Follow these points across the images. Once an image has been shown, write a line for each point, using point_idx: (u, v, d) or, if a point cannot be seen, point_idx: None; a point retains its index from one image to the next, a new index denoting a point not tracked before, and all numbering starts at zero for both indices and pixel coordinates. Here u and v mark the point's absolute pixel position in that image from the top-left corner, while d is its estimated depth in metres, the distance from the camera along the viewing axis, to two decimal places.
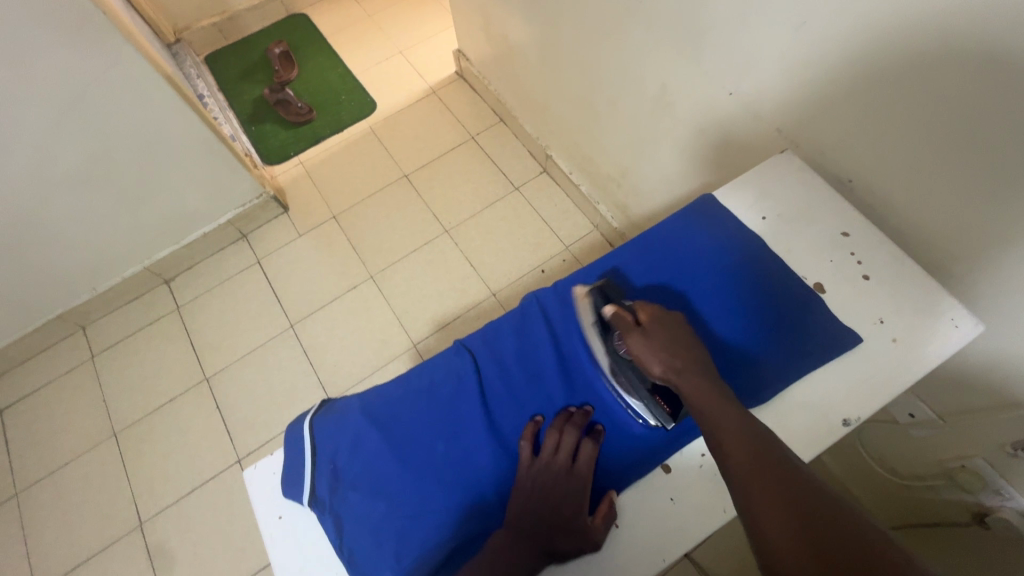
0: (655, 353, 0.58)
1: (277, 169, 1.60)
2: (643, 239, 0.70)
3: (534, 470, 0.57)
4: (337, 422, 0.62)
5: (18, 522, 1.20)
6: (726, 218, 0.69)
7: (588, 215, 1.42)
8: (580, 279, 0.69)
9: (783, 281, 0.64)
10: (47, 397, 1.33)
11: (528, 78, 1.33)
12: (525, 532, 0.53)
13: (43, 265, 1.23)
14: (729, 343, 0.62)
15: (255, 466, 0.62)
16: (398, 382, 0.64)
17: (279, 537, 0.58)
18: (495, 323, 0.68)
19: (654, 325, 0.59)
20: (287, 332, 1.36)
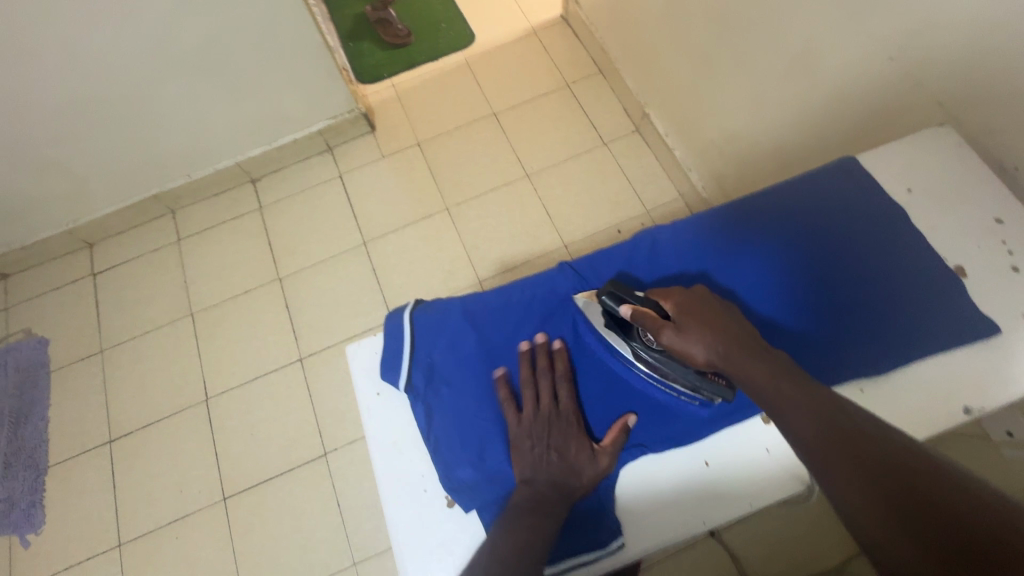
0: (696, 342, 0.54)
1: (369, 88, 1.60)
2: (772, 193, 0.68)
3: (530, 425, 0.57)
4: (434, 318, 0.64)
5: (100, 376, 1.31)
6: (869, 185, 0.67)
7: (676, 182, 1.37)
8: (703, 222, 0.68)
9: (922, 260, 0.61)
10: (135, 269, 1.42)
11: (643, 27, 1.27)
12: (540, 486, 0.54)
13: (152, 142, 1.29)
14: (850, 311, 0.60)
15: (359, 343, 0.67)
16: (495, 292, 0.66)
17: (375, 414, 0.63)
18: (603, 252, 0.68)
19: (687, 317, 0.55)
20: (359, 248, 1.39)
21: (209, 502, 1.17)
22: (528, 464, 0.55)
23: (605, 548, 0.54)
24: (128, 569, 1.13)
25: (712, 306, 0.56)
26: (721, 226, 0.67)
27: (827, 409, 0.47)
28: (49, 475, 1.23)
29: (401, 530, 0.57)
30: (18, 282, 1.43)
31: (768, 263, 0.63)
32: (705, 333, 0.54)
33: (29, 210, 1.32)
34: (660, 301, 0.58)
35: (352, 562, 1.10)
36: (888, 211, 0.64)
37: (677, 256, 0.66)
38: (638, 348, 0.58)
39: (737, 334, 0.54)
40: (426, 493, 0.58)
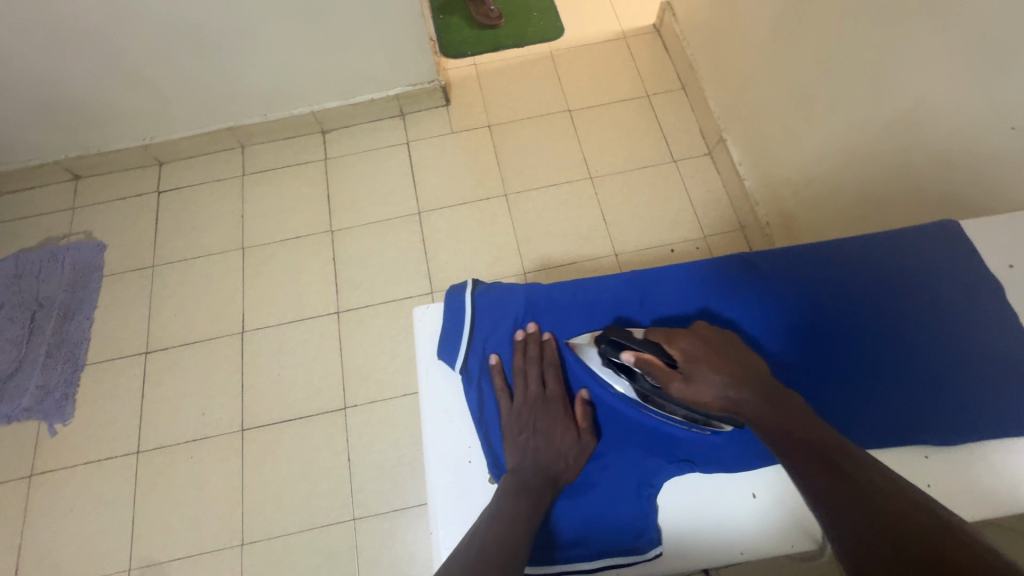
0: (706, 387, 0.53)
1: (451, 63, 1.61)
2: (857, 243, 0.67)
3: (518, 412, 0.59)
4: (497, 302, 0.65)
5: (148, 290, 1.36)
6: (967, 253, 0.65)
7: (739, 213, 1.35)
8: (786, 257, 0.67)
9: (1009, 338, 0.59)
10: (197, 195, 1.47)
11: (741, 53, 1.25)
12: (528, 473, 0.55)
13: (239, 77, 1.33)
14: (916, 378, 0.60)
15: (426, 307, 0.67)
16: (559, 286, 0.66)
17: (427, 385, 0.63)
18: (680, 267, 0.68)
19: (693, 365, 0.54)
20: (413, 217, 1.41)
21: (227, 430, 1.21)
22: (516, 452, 0.56)
23: (643, 557, 0.54)
24: (142, 477, 1.17)
25: (710, 348, 0.55)
26: (801, 267, 0.66)
27: (829, 447, 0.46)
28: (85, 373, 1.28)
29: (439, 502, 0.58)
30: (89, 185, 1.49)
31: (841, 313, 0.63)
32: (711, 379, 0.53)
33: (112, 119, 1.37)
34: (664, 344, 0.56)
35: (351, 518, 1.12)
36: (980, 284, 0.63)
37: (755, 283, 0.65)
38: (643, 389, 0.57)
39: (746, 375, 0.53)
40: (469, 463, 0.59)
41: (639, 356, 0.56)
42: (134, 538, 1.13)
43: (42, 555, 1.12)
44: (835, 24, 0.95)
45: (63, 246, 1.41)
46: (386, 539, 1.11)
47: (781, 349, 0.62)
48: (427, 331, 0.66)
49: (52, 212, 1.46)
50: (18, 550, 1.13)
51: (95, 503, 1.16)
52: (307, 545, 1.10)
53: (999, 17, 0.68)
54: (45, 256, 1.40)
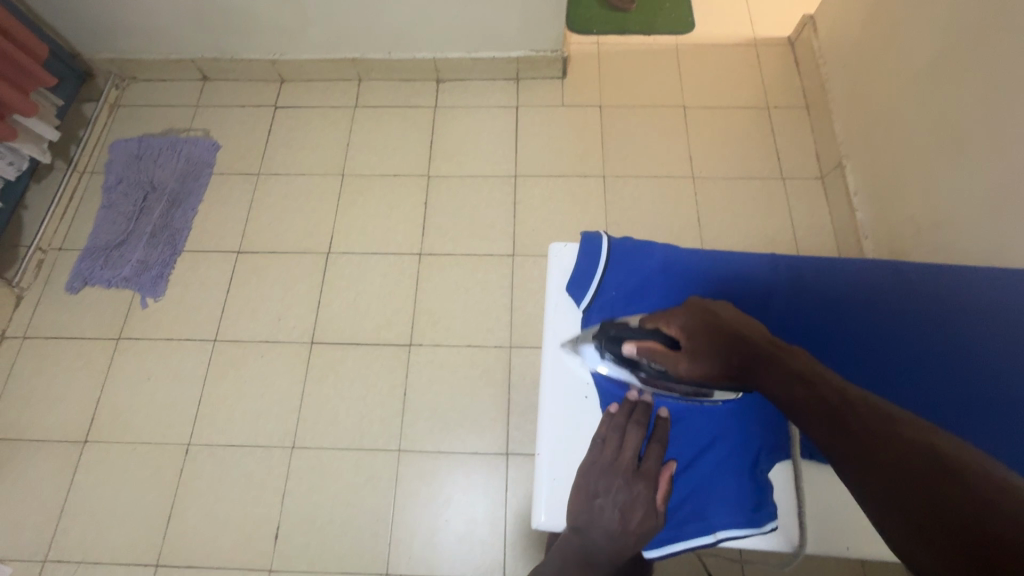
0: (708, 363, 0.53)
1: (575, 37, 1.60)
2: (1010, 280, 0.63)
3: (600, 471, 0.60)
4: (634, 257, 0.67)
5: (250, 194, 1.43)
6: None
7: (841, 243, 1.30)
8: (931, 281, 0.65)
9: None
10: (310, 116, 1.53)
11: (885, 80, 1.19)
12: (591, 539, 0.57)
13: (376, 11, 1.37)
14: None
15: (563, 245, 0.70)
16: (697, 254, 0.68)
17: (555, 317, 0.67)
18: (819, 262, 0.68)
19: (695, 343, 0.54)
20: (509, 179, 1.42)
21: (298, 340, 1.26)
22: (587, 515, 0.58)
23: (759, 529, 0.56)
24: (214, 363, 1.25)
25: (708, 324, 0.55)
26: (941, 290, 0.64)
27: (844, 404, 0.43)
28: (181, 258, 1.36)
29: (554, 431, 0.63)
30: (214, 88, 1.57)
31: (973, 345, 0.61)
32: (713, 357, 0.53)
33: (250, 30, 1.44)
34: (663, 328, 0.57)
35: (397, 448, 1.16)
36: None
37: (893, 298, 0.65)
38: (650, 374, 0.59)
39: (736, 340, 0.52)
40: (584, 399, 0.64)
41: (638, 343, 0.57)
42: (198, 417, 1.20)
43: (117, 411, 1.21)
44: (1012, 63, 0.88)
45: (182, 138, 1.50)
46: (426, 475, 1.14)
47: (897, 365, 0.62)
48: (560, 268, 0.69)
49: (178, 105, 1.55)
50: (97, 402, 1.22)
51: (170, 376, 1.24)
52: (351, 463, 1.15)
53: None
54: (166, 144, 1.49)
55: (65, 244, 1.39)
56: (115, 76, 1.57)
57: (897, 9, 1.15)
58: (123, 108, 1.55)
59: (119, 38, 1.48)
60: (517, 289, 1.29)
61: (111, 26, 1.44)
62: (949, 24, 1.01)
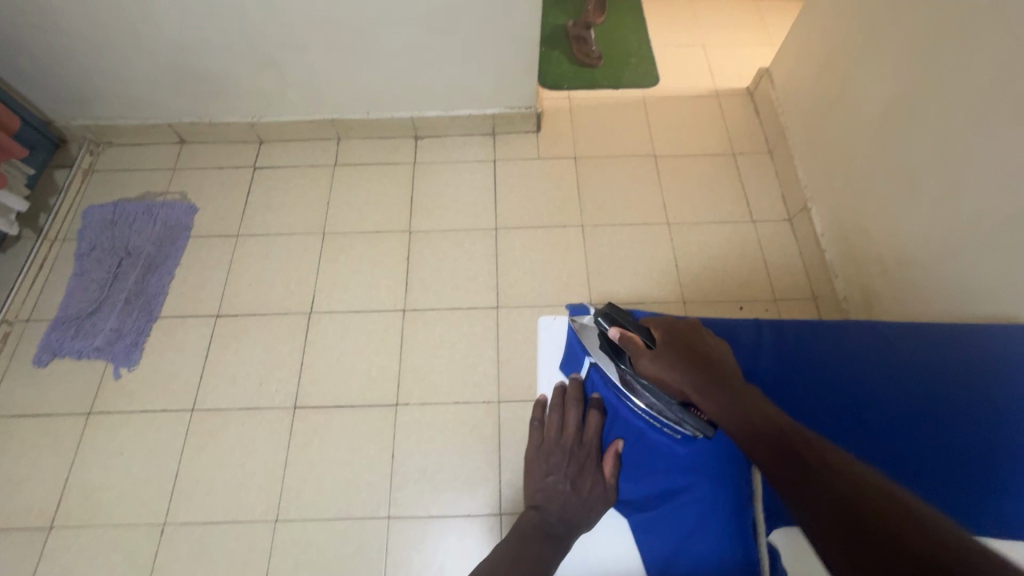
0: (666, 369, 0.60)
1: (547, 92, 1.67)
2: None
3: (553, 447, 0.77)
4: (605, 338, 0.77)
5: (228, 256, 1.42)
6: None
7: (813, 283, 1.34)
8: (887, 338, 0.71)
9: None
10: (289, 175, 1.54)
11: (840, 129, 1.27)
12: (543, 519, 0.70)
13: (355, 76, 1.41)
14: (1002, 470, 0.62)
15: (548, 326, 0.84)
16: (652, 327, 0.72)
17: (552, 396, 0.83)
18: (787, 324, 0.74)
19: (666, 347, 0.62)
20: (489, 231, 1.44)
21: (281, 405, 1.23)
22: (542, 494, 0.73)
23: None
24: (192, 435, 1.20)
25: (692, 336, 0.63)
26: (897, 344, 0.71)
27: (787, 436, 0.49)
28: (157, 324, 1.33)
29: None
30: (192, 150, 1.58)
31: None
32: (675, 364, 0.60)
33: (228, 94, 1.46)
34: (650, 329, 0.65)
35: (386, 515, 1.12)
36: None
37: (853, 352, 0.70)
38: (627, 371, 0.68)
39: (709, 356, 0.60)
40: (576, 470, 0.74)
41: (624, 333, 0.66)
42: (175, 493, 1.15)
43: (87, 491, 1.15)
44: (953, 116, 0.95)
45: (158, 202, 1.49)
46: (418, 542, 1.10)
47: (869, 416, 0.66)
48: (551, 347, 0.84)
49: (155, 169, 1.55)
50: (65, 482, 1.16)
51: (145, 450, 1.19)
52: (339, 534, 1.10)
53: None
54: (141, 208, 1.48)
55: (33, 315, 1.34)
56: (90, 142, 1.57)
57: (844, 66, 1.24)
58: (97, 173, 1.54)
59: (95, 106, 1.48)
60: (503, 342, 1.29)
61: (86, 94, 1.44)
62: (892, 81, 1.10)
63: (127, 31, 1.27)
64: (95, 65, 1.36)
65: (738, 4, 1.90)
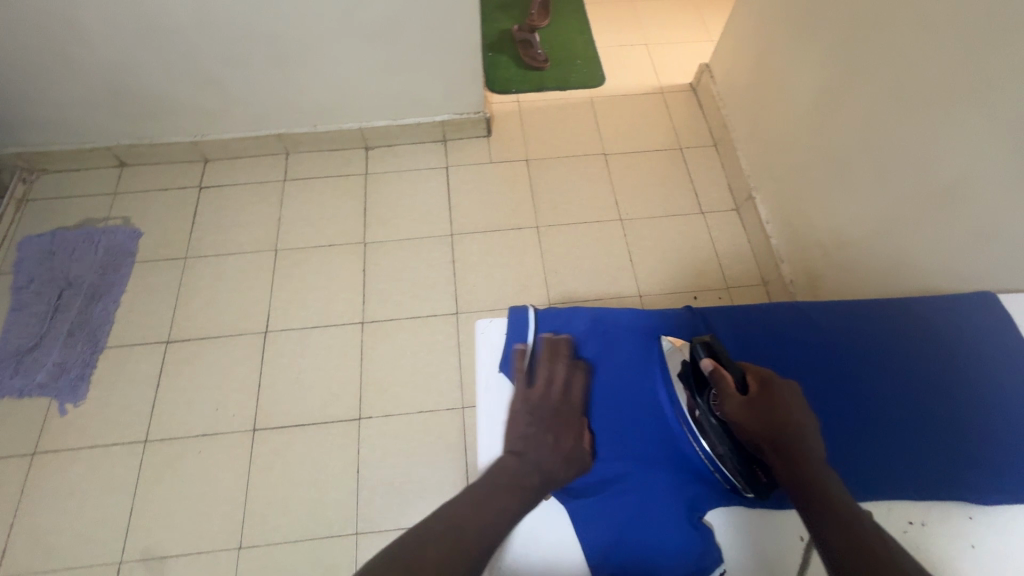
0: (757, 424, 0.53)
1: (496, 97, 1.68)
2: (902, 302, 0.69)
3: (530, 403, 0.61)
4: (563, 318, 0.68)
5: (177, 280, 1.38)
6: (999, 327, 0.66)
7: (763, 268, 1.39)
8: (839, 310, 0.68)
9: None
10: (237, 193, 1.50)
11: (778, 117, 1.31)
12: (519, 477, 0.55)
13: (298, 89, 1.39)
14: (956, 438, 0.60)
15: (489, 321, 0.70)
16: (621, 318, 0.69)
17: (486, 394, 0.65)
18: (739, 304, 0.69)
19: (762, 401, 0.54)
20: (446, 238, 1.44)
21: (239, 428, 1.20)
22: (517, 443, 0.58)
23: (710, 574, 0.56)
24: (146, 467, 1.16)
25: (790, 396, 0.55)
26: (847, 319, 0.67)
27: (877, 544, 0.44)
28: (103, 355, 1.28)
29: None
30: (133, 173, 1.53)
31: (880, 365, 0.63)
32: (770, 423, 0.53)
33: (168, 114, 1.42)
34: (748, 373, 0.56)
35: (354, 532, 1.10)
36: (1023, 361, 0.64)
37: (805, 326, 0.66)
38: (698, 404, 0.58)
39: (802, 428, 0.53)
40: None
41: (719, 367, 0.57)
42: (132, 529, 1.10)
43: (36, 536, 1.09)
44: (876, 100, 0.99)
45: (100, 228, 1.44)
46: None
47: None
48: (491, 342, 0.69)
49: (94, 194, 1.49)
50: (11, 528, 1.10)
51: (97, 487, 1.14)
52: (306, 556, 1.08)
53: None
54: (81, 236, 1.42)
55: None
56: (22, 170, 1.50)
57: (777, 57, 1.29)
58: (32, 202, 1.48)
59: (24, 132, 1.42)
60: (465, 348, 1.29)
61: (14, 121, 1.38)
62: (820, 69, 1.14)
63: (52, 53, 1.22)
64: (20, 89, 1.30)
65: (678, 2, 1.95)
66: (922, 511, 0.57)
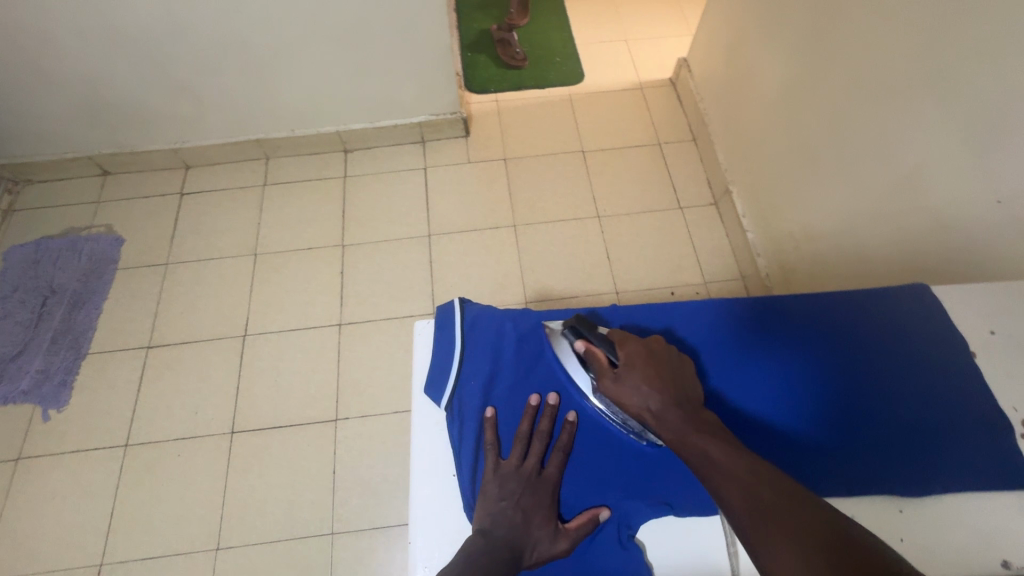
0: (632, 390, 0.56)
1: (474, 97, 1.69)
2: (845, 295, 0.68)
3: (501, 476, 0.58)
4: (488, 335, 0.66)
5: (159, 286, 1.40)
6: (937, 312, 0.65)
7: (741, 263, 1.38)
8: (776, 306, 0.67)
9: (971, 397, 0.60)
10: (218, 199, 1.52)
11: (752, 110, 1.30)
12: (491, 550, 0.52)
13: (273, 93, 1.40)
14: (891, 433, 0.59)
15: (425, 324, 0.69)
16: (551, 328, 0.66)
17: (419, 408, 0.64)
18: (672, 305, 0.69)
19: (629, 367, 0.58)
20: (423, 239, 1.45)
21: (218, 431, 1.21)
22: (488, 516, 0.55)
23: None
24: (127, 470, 1.18)
25: (655, 354, 0.59)
26: (778, 317, 0.66)
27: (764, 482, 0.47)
28: (86, 361, 1.30)
29: (428, 518, 0.58)
30: (116, 181, 1.55)
31: (814, 360, 0.63)
32: (641, 384, 0.56)
33: (147, 122, 1.44)
34: (616, 346, 0.60)
35: (330, 532, 1.11)
36: (964, 350, 0.62)
37: (736, 323, 0.66)
38: (590, 383, 0.61)
39: (674, 381, 0.57)
40: (452, 481, 0.60)
41: (592, 348, 0.60)
42: (112, 531, 1.12)
43: (19, 540, 1.11)
44: (840, 91, 0.98)
45: (83, 236, 1.46)
46: (364, 555, 1.09)
47: None
48: (425, 347, 0.68)
49: (78, 203, 1.51)
50: None
51: (78, 492, 1.16)
52: (282, 557, 1.09)
53: (980, 96, 0.73)
54: (65, 244, 1.44)
55: None
56: (8, 181, 1.52)
57: (749, 50, 1.28)
58: (18, 212, 1.50)
59: (8, 144, 1.45)
60: None
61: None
62: (788, 60, 1.13)
63: (28, 64, 1.24)
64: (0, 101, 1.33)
65: None
66: (850, 507, 0.58)
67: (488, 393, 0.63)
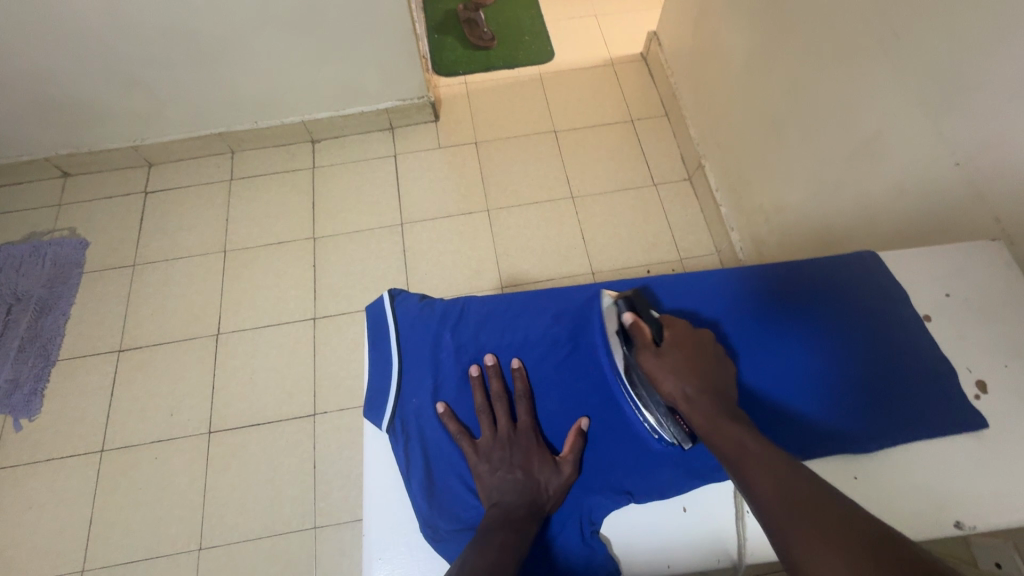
0: (670, 367, 0.58)
1: (443, 80, 1.65)
2: (785, 266, 0.70)
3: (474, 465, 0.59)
4: (428, 335, 0.68)
5: (126, 288, 1.37)
6: (876, 276, 0.68)
7: (716, 238, 1.37)
8: (716, 281, 0.70)
9: (909, 356, 0.62)
10: (183, 197, 1.48)
11: (719, 82, 1.28)
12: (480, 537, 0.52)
13: (231, 84, 1.35)
14: (835, 394, 0.62)
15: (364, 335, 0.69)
16: (488, 326, 0.68)
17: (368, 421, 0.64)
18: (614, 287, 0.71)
19: (673, 348, 0.60)
20: (395, 228, 1.42)
21: (194, 432, 1.20)
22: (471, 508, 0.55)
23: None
24: (103, 476, 1.16)
25: (701, 342, 0.61)
26: (717, 292, 0.69)
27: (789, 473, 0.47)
28: (56, 368, 1.27)
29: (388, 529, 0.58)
30: (77, 183, 1.50)
31: (755, 331, 0.66)
32: (681, 367, 0.58)
33: (102, 119, 1.39)
34: (664, 326, 0.62)
35: (313, 526, 1.11)
36: (899, 308, 0.65)
37: (681, 299, 0.69)
38: (626, 360, 0.63)
39: (710, 368, 0.59)
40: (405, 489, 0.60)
41: (640, 321, 0.63)
42: (92, 538, 1.11)
43: None
44: (801, 58, 0.97)
45: (45, 241, 1.42)
46: (349, 547, 1.10)
47: None
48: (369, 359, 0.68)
49: (38, 207, 1.47)
50: None
51: (55, 499, 1.14)
52: (266, 553, 1.09)
53: (936, 58, 0.72)
54: (26, 250, 1.40)
55: None
56: None
57: (713, 20, 1.25)
58: None
59: None
60: None
61: None
62: (750, 29, 1.11)
63: None
64: None
65: None
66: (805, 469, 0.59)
67: (437, 392, 0.65)
